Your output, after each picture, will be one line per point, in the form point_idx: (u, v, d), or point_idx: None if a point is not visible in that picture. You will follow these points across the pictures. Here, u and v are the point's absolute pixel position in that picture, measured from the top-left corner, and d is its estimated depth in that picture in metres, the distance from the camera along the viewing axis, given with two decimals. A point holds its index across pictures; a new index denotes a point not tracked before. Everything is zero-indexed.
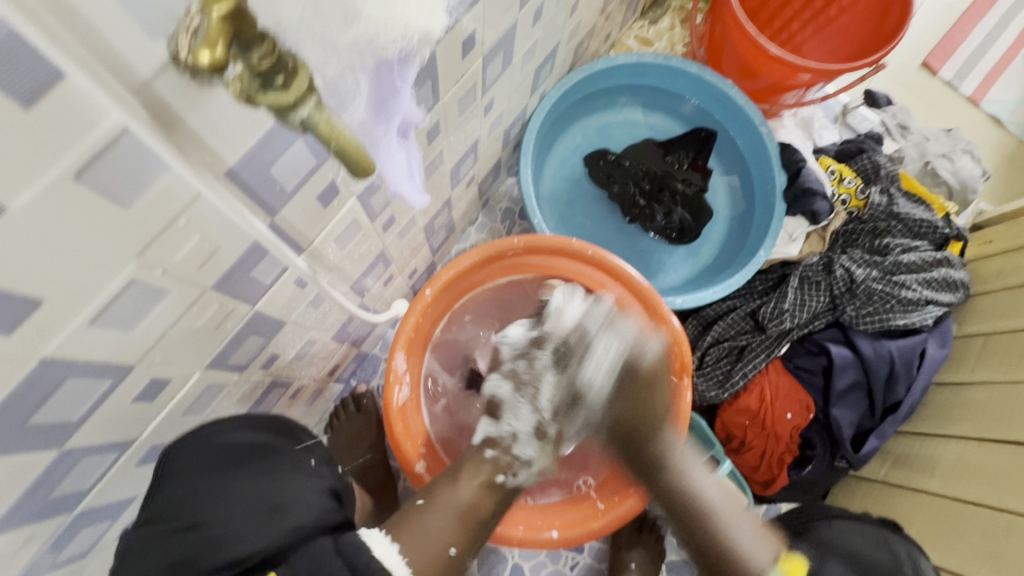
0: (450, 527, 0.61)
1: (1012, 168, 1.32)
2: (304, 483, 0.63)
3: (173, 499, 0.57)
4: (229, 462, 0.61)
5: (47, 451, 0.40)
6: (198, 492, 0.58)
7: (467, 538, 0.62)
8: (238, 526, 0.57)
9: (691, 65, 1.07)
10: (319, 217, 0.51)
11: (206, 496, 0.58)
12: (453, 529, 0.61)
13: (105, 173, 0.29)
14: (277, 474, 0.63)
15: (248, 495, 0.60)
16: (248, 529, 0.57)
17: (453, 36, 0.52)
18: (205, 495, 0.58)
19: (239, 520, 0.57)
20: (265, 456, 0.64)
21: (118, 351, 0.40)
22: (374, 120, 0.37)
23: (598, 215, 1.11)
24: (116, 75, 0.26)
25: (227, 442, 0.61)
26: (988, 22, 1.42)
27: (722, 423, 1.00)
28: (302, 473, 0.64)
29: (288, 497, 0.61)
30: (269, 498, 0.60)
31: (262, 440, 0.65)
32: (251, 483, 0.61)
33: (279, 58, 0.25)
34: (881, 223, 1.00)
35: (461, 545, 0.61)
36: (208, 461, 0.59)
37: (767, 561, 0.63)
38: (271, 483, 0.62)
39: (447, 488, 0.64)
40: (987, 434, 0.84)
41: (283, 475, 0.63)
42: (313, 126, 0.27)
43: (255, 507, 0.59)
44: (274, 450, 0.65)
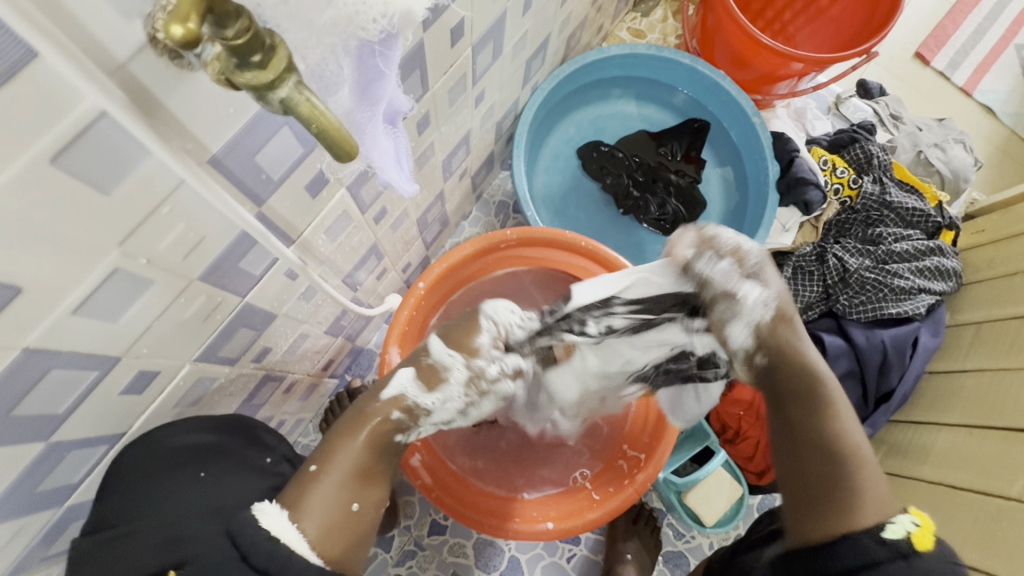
0: (345, 483, 0.53)
1: (1004, 157, 1.33)
2: (251, 482, 0.62)
3: (119, 504, 0.54)
4: (175, 464, 0.57)
5: (32, 444, 0.40)
6: (142, 497, 0.55)
7: (370, 492, 0.55)
8: (181, 530, 0.55)
9: (683, 56, 1.07)
10: (308, 207, 0.51)
11: (148, 500, 0.55)
12: (350, 486, 0.54)
13: (83, 158, 0.29)
14: (226, 476, 0.61)
15: (194, 500, 0.58)
16: (192, 530, 0.55)
17: (441, 24, 0.51)
18: (150, 499, 0.55)
19: (183, 523, 0.56)
20: (218, 455, 0.61)
21: (103, 342, 0.39)
22: (359, 107, 0.37)
23: (592, 208, 1.11)
24: (92, 57, 0.26)
25: (176, 445, 0.56)
26: (980, 12, 1.42)
27: (717, 414, 1.01)
28: (250, 473, 0.63)
29: (234, 499, 0.59)
30: (216, 500, 0.58)
31: (211, 441, 0.60)
32: (198, 487, 0.59)
33: (257, 34, 0.24)
34: (875, 212, 1.01)
35: (366, 499, 0.54)
36: (158, 463, 0.55)
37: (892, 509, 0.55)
38: (220, 486, 0.60)
39: (338, 445, 0.55)
40: (979, 421, 0.84)
41: (235, 476, 0.61)
42: (293, 109, 0.26)
43: (200, 509, 0.57)
44: (228, 451, 0.62)
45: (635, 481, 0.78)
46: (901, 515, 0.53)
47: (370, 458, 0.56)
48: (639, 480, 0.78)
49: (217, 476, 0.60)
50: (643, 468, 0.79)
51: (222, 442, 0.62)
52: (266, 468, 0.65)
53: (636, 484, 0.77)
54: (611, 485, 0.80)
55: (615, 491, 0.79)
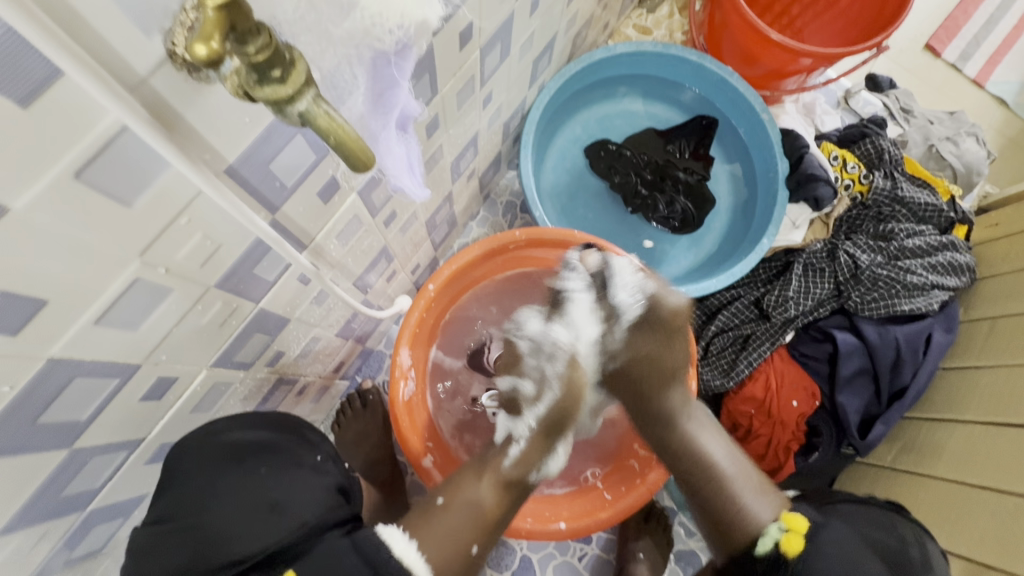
0: (473, 529, 0.62)
1: (1017, 149, 1.31)
2: (306, 479, 0.62)
3: (180, 499, 0.57)
4: (231, 459, 0.59)
5: (56, 451, 0.41)
6: (201, 492, 0.57)
7: (488, 535, 0.64)
8: (240, 526, 0.56)
9: (691, 52, 1.06)
10: (320, 213, 0.51)
11: (207, 496, 0.57)
12: (474, 531, 0.62)
13: (104, 172, 0.29)
14: (279, 472, 0.61)
15: (252, 493, 0.58)
16: (250, 529, 0.56)
17: (450, 28, 0.51)
18: (208, 494, 0.57)
19: (241, 519, 0.57)
20: (270, 453, 0.62)
21: (125, 350, 0.40)
22: (372, 113, 0.37)
23: (600, 206, 1.11)
24: (113, 73, 0.26)
25: (231, 440, 0.59)
26: (991, 3, 1.40)
27: (727, 413, 1.00)
28: (302, 471, 0.63)
29: (289, 495, 0.60)
30: (270, 495, 0.59)
31: (264, 439, 0.63)
32: (254, 481, 0.60)
33: (276, 49, 0.24)
34: (886, 208, 1.00)
35: (481, 544, 0.63)
36: (213, 460, 0.57)
37: (766, 516, 0.65)
38: (274, 482, 0.60)
39: (467, 487, 0.65)
40: (994, 419, 0.83)
41: (288, 472, 0.62)
42: (311, 121, 0.27)
43: (254, 505, 0.58)
44: (280, 449, 0.63)
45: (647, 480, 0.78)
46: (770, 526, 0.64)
47: (497, 498, 0.65)
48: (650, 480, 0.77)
49: (271, 472, 0.61)
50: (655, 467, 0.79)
51: (276, 440, 0.64)
52: (318, 466, 0.65)
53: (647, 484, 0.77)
54: (621, 485, 0.81)
55: (626, 491, 0.79)
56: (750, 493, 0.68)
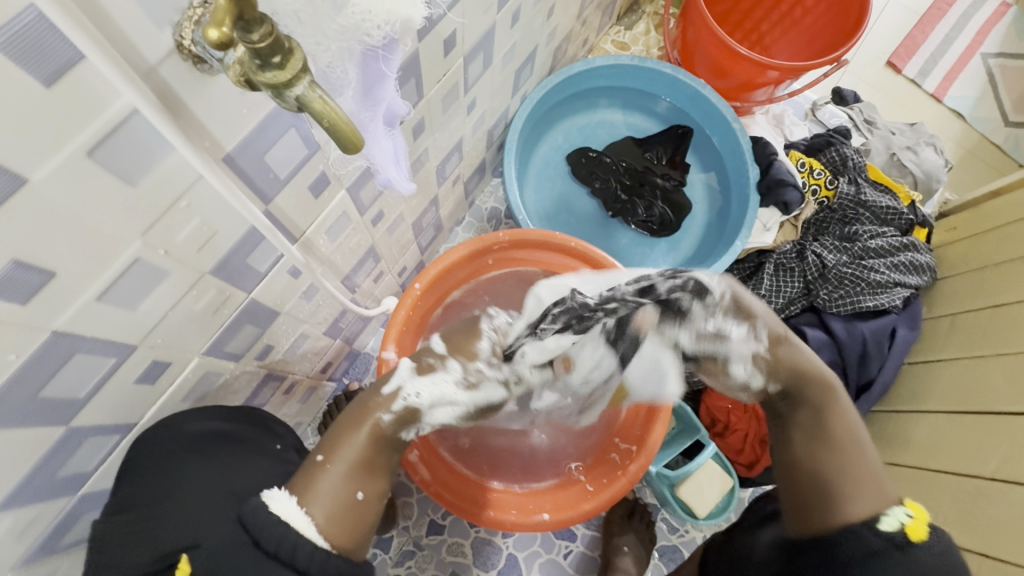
0: (350, 475, 0.54)
1: (975, 160, 1.39)
2: (264, 467, 0.63)
3: (140, 489, 0.55)
4: (190, 450, 0.58)
5: (53, 427, 0.42)
6: (161, 481, 0.56)
7: (374, 481, 0.56)
8: (201, 513, 0.55)
9: (665, 66, 1.12)
10: (311, 207, 0.54)
11: (165, 485, 0.56)
12: (355, 475, 0.54)
13: (114, 152, 0.32)
14: (240, 460, 0.62)
15: (210, 482, 0.58)
16: (208, 513, 0.55)
17: (434, 36, 0.55)
18: (169, 483, 0.56)
19: (201, 506, 0.56)
20: (225, 441, 0.62)
21: (123, 329, 0.42)
22: (362, 107, 0.40)
23: (581, 211, 1.15)
24: (127, 60, 0.29)
25: (186, 430, 0.58)
26: (947, 23, 1.49)
27: (706, 409, 1.03)
28: (263, 458, 0.64)
29: (249, 482, 0.60)
30: (231, 483, 0.59)
31: (222, 428, 0.62)
32: (214, 469, 0.60)
33: (277, 39, 0.27)
34: (850, 211, 1.06)
35: (369, 488, 0.55)
36: (173, 450, 0.56)
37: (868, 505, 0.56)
38: (235, 470, 0.61)
39: (342, 438, 0.56)
40: (956, 408, 0.87)
41: (249, 461, 0.63)
42: (307, 105, 0.30)
43: (211, 495, 0.57)
44: (236, 437, 0.64)
45: (628, 472, 0.80)
46: (893, 508, 0.55)
47: (372, 450, 0.56)
48: (632, 471, 0.80)
49: (231, 462, 0.61)
50: (636, 459, 0.81)
51: (234, 429, 0.64)
52: (278, 454, 0.68)
53: (628, 475, 0.79)
54: (603, 477, 0.82)
55: (608, 483, 0.81)
56: (869, 474, 0.58)
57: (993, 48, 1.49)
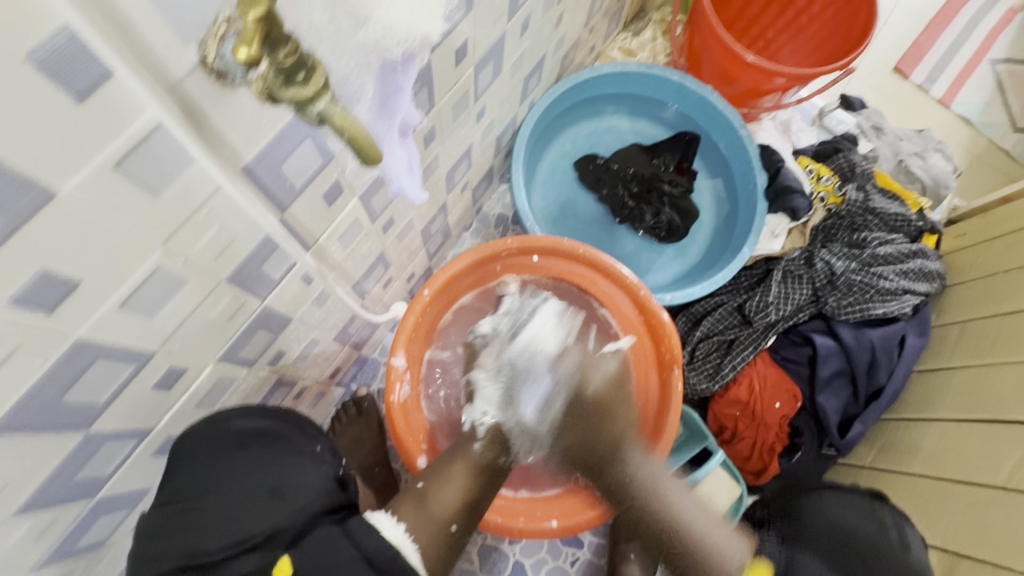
0: (450, 505, 0.67)
1: (983, 166, 1.38)
2: (303, 467, 0.66)
3: (186, 482, 0.59)
4: (237, 447, 0.62)
5: (73, 433, 0.43)
6: (208, 475, 0.60)
7: (465, 515, 0.68)
8: (244, 507, 0.60)
9: (672, 73, 1.12)
10: (324, 215, 0.55)
11: (212, 479, 0.60)
12: (454, 510, 0.67)
13: (139, 164, 0.32)
14: (281, 459, 0.65)
15: (255, 477, 0.63)
16: (251, 508, 0.60)
17: (446, 46, 0.56)
18: (214, 477, 0.60)
19: (247, 504, 0.60)
20: (270, 440, 0.66)
21: (143, 336, 0.43)
22: (378, 119, 0.41)
23: (588, 218, 1.15)
24: (153, 75, 0.30)
25: (232, 427, 0.62)
26: (954, 29, 1.49)
27: (714, 416, 1.03)
28: (303, 458, 0.66)
29: (289, 481, 0.64)
30: (274, 479, 0.63)
31: (263, 427, 0.66)
32: (259, 466, 0.63)
33: (302, 56, 0.28)
34: (858, 218, 1.05)
35: (461, 523, 0.68)
36: (217, 445, 0.60)
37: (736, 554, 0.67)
38: (276, 468, 0.64)
39: (445, 475, 0.69)
40: (967, 416, 0.87)
41: (288, 460, 0.65)
42: (329, 119, 0.30)
43: (254, 491, 0.61)
44: (280, 436, 0.67)
45: None
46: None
47: (470, 482, 0.71)
48: None
49: (275, 460, 0.65)
50: None
51: (276, 428, 0.67)
52: (318, 455, 0.68)
53: None
54: None
55: None
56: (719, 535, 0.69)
57: (1000, 54, 1.49)
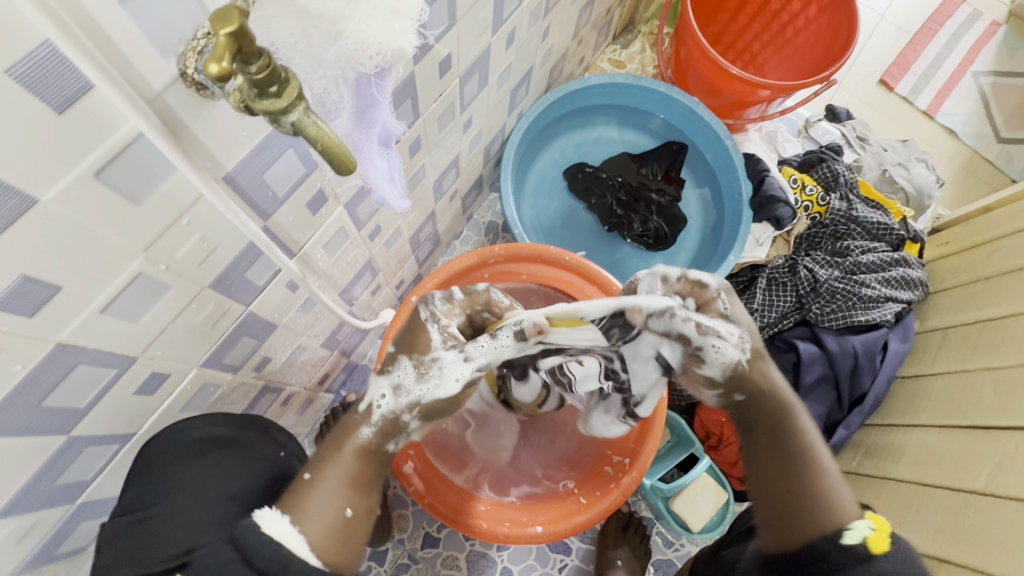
0: (340, 491, 0.55)
1: (967, 176, 1.41)
2: (264, 476, 0.66)
3: (149, 488, 0.58)
4: (195, 455, 0.60)
5: (54, 436, 0.43)
6: (168, 482, 0.59)
7: (363, 496, 0.56)
8: (200, 516, 0.60)
9: (660, 84, 1.14)
10: (308, 223, 0.56)
11: (168, 488, 0.59)
12: (345, 492, 0.55)
13: (119, 172, 0.33)
14: (240, 467, 0.65)
15: (211, 484, 0.62)
16: (205, 517, 0.60)
17: (431, 57, 0.58)
18: (172, 485, 0.59)
19: (200, 512, 0.60)
20: (230, 448, 0.64)
21: (124, 341, 0.43)
22: (356, 130, 0.42)
23: (578, 226, 1.17)
24: (133, 86, 0.31)
25: (195, 436, 0.60)
26: (938, 42, 1.52)
27: (700, 422, 1.04)
28: (258, 465, 0.66)
29: (248, 489, 0.64)
30: (230, 486, 0.63)
31: (225, 434, 0.64)
32: (217, 472, 0.63)
33: (275, 70, 0.29)
34: (842, 227, 1.07)
35: (360, 506, 0.55)
36: (177, 455, 0.59)
37: None
38: (233, 473, 0.64)
39: (329, 454, 0.56)
40: (948, 422, 0.88)
41: (246, 465, 0.65)
42: (302, 130, 0.31)
43: (213, 498, 0.61)
44: (241, 444, 0.66)
45: (622, 484, 0.80)
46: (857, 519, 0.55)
47: (364, 466, 0.57)
48: (625, 483, 0.79)
49: (233, 468, 0.64)
50: (629, 471, 0.80)
51: (238, 435, 0.66)
52: (281, 462, 0.69)
53: (622, 487, 0.79)
54: (597, 489, 0.82)
55: (602, 495, 0.81)
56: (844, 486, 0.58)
57: (984, 66, 1.52)
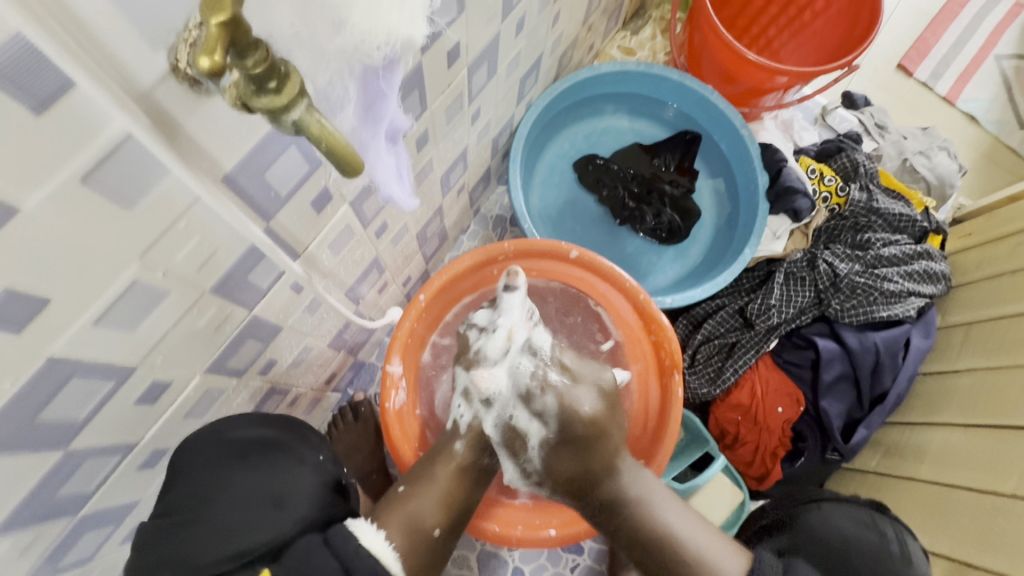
0: (433, 510, 0.66)
1: (989, 164, 1.36)
2: (306, 476, 0.65)
3: (185, 493, 0.59)
4: (236, 457, 0.61)
5: (51, 451, 0.42)
6: (207, 486, 0.59)
7: (448, 519, 0.67)
8: (241, 520, 0.59)
9: (672, 72, 1.11)
10: (313, 222, 0.53)
11: (210, 492, 0.60)
12: (437, 512, 0.66)
13: (109, 176, 0.31)
14: (284, 467, 0.64)
15: (252, 489, 0.62)
16: (246, 521, 0.59)
17: (438, 47, 0.55)
18: (213, 488, 0.60)
19: (243, 515, 0.60)
20: (272, 450, 0.65)
21: (122, 351, 0.41)
22: (362, 126, 0.39)
23: (589, 219, 1.14)
24: (119, 83, 0.28)
25: (233, 437, 0.61)
26: (959, 24, 1.47)
27: (715, 421, 1.02)
28: (305, 468, 0.66)
29: (291, 491, 0.63)
30: (272, 490, 0.62)
31: (267, 436, 0.65)
32: (260, 477, 0.63)
33: (273, 63, 0.26)
34: (862, 219, 1.03)
35: (445, 526, 0.66)
36: (217, 457, 0.60)
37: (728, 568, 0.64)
38: (276, 477, 0.63)
39: (427, 477, 0.68)
40: (974, 421, 0.85)
41: (287, 469, 0.65)
42: (305, 129, 0.29)
43: (257, 500, 0.61)
44: (283, 446, 0.66)
45: None
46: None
47: (455, 484, 0.69)
48: None
49: (276, 469, 0.64)
50: None
51: (277, 437, 0.66)
52: (320, 464, 0.68)
53: None
54: None
55: None
56: (715, 551, 0.65)
57: (1007, 49, 1.46)
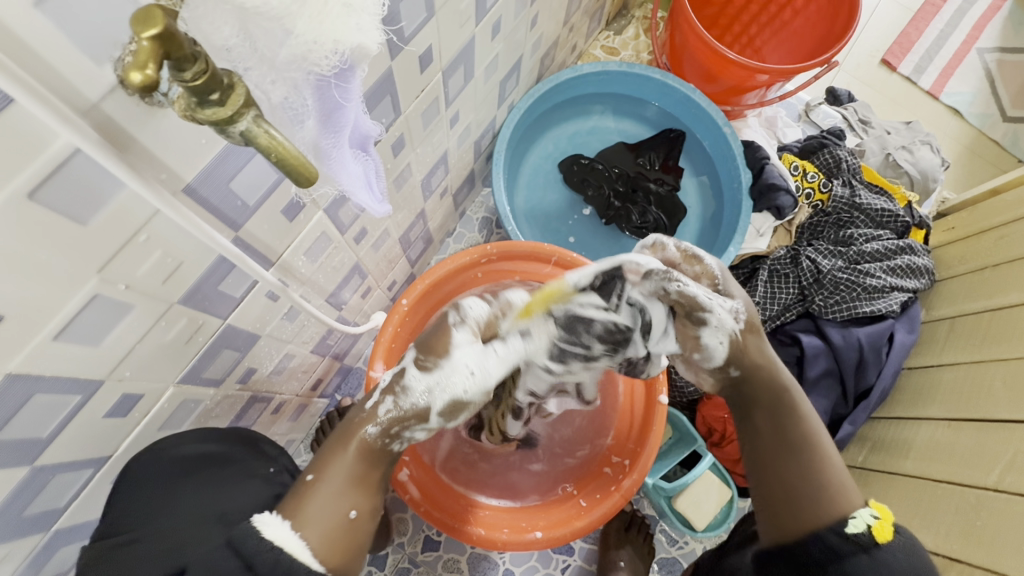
0: (348, 489, 0.51)
1: (973, 157, 1.37)
2: (257, 490, 0.63)
3: (125, 511, 0.55)
4: (183, 472, 0.59)
5: (17, 467, 0.42)
6: (151, 505, 0.56)
7: (370, 497, 0.52)
8: (190, 537, 0.56)
9: (654, 71, 1.11)
10: (286, 231, 0.53)
11: (154, 510, 0.57)
12: (349, 493, 0.51)
13: (57, 192, 0.31)
14: (230, 482, 0.62)
15: (201, 506, 0.59)
16: (194, 536, 0.56)
17: (407, 52, 0.54)
18: (157, 507, 0.57)
19: (189, 532, 0.57)
20: (222, 465, 0.62)
21: (86, 366, 0.41)
22: (322, 133, 0.38)
23: (574, 220, 1.14)
24: (64, 99, 0.28)
25: (181, 453, 0.59)
26: (942, 19, 1.47)
27: (703, 419, 1.02)
28: (255, 480, 0.64)
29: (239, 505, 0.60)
30: (221, 505, 0.60)
31: (217, 450, 0.63)
32: (207, 493, 0.60)
33: (215, 75, 0.27)
34: (845, 214, 1.04)
35: (364, 508, 0.51)
36: (162, 473, 0.57)
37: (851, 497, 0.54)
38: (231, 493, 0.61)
39: (336, 454, 0.52)
40: (957, 414, 0.86)
41: (243, 483, 0.63)
42: (253, 140, 0.29)
43: (204, 517, 0.58)
44: (232, 459, 0.64)
45: (622, 487, 0.76)
46: (859, 509, 0.53)
47: (365, 464, 0.53)
48: (625, 486, 0.75)
49: (223, 484, 0.62)
50: (630, 473, 0.77)
51: (225, 451, 0.64)
52: (271, 476, 0.66)
53: (621, 491, 0.75)
54: (597, 492, 0.79)
55: (601, 499, 0.77)
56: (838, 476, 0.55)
57: (989, 43, 1.47)
